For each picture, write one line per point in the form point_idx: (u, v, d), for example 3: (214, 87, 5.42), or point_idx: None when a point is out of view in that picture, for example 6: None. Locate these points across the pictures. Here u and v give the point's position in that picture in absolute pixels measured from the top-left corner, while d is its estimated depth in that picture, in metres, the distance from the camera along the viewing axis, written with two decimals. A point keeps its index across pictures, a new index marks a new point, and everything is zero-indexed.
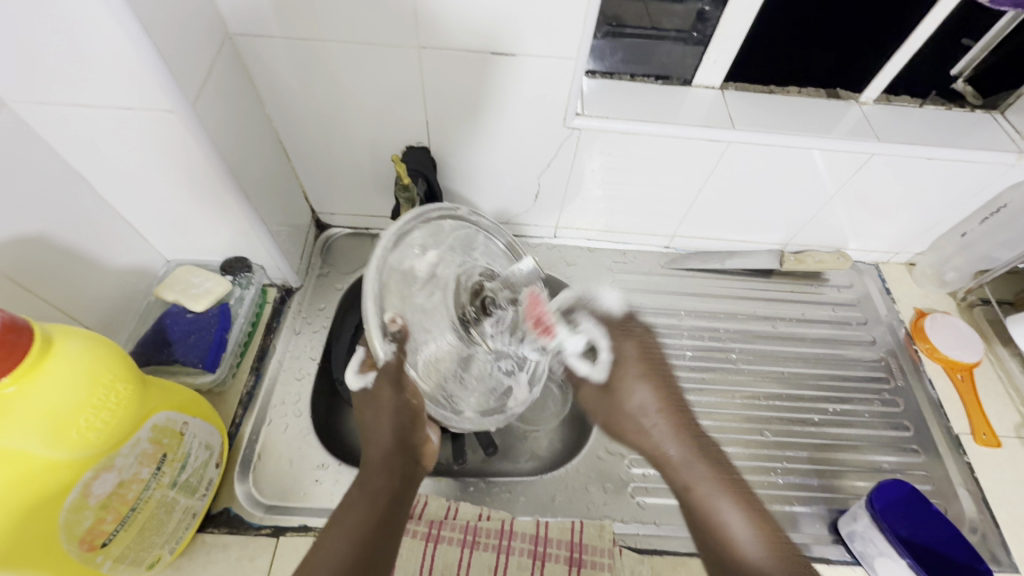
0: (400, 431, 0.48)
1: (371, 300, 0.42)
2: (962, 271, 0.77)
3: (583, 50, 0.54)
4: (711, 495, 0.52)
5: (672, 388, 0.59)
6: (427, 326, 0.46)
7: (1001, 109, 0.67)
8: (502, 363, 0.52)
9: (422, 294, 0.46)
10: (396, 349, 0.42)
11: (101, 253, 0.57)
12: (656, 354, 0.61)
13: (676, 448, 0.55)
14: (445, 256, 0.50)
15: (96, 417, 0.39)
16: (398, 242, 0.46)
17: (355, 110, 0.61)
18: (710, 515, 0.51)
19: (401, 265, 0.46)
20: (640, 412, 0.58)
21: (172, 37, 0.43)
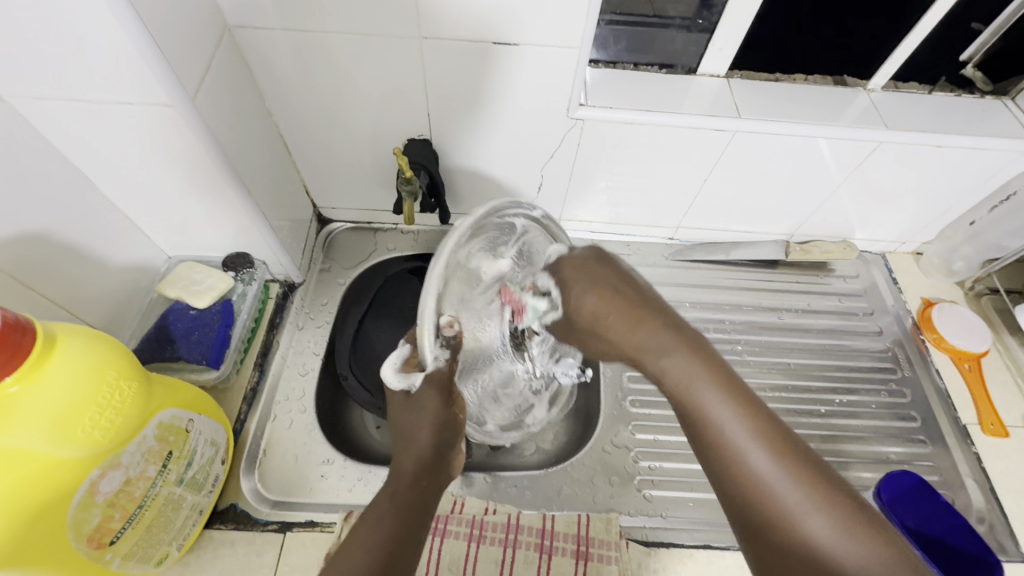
0: (441, 437, 0.41)
1: (432, 296, 0.39)
2: (970, 260, 0.76)
3: (588, 39, 0.53)
4: (709, 413, 0.34)
5: (628, 284, 0.40)
6: (478, 332, 0.45)
7: (1011, 96, 0.67)
8: (532, 384, 0.55)
9: (481, 298, 0.45)
10: (447, 356, 0.40)
11: (103, 250, 0.56)
12: (607, 264, 0.42)
13: (657, 355, 0.37)
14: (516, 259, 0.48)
15: (102, 415, 0.39)
16: (471, 237, 0.45)
17: (356, 102, 0.60)
18: (711, 438, 0.34)
19: (468, 261, 0.44)
20: (597, 320, 0.40)
21: (170, 29, 0.42)
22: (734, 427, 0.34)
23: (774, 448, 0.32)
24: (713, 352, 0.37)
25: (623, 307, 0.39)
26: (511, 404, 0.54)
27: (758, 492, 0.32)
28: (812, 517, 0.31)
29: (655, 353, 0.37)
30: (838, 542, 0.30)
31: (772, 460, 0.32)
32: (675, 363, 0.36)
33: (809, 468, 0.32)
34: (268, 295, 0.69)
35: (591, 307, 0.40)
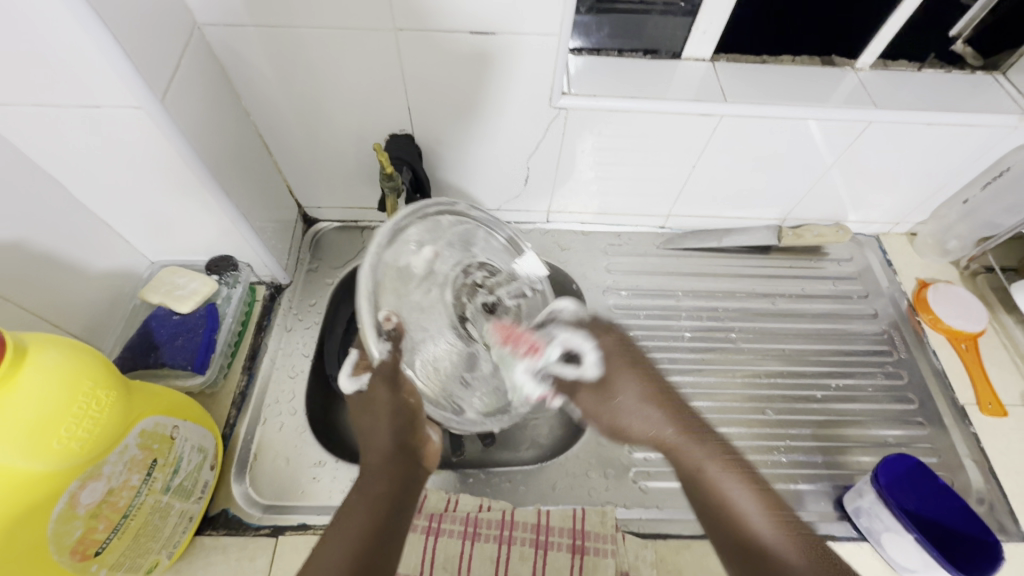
0: (400, 433, 0.46)
1: (366, 299, 0.44)
2: (965, 239, 0.76)
3: (567, 25, 0.52)
4: (736, 505, 0.44)
5: (659, 378, 0.54)
6: (422, 322, 0.48)
7: (1001, 71, 0.66)
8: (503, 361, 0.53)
9: (419, 292, 0.49)
10: (391, 348, 0.45)
11: (82, 257, 0.55)
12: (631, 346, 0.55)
13: (687, 449, 0.48)
14: (443, 249, 0.52)
15: (78, 425, 0.38)
16: (393, 239, 0.49)
17: (335, 98, 0.59)
18: (739, 522, 0.43)
19: (399, 263, 0.49)
20: (631, 400, 0.52)
21: (132, 27, 0.41)
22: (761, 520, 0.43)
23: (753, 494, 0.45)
24: (723, 444, 0.49)
25: (658, 396, 0.52)
26: (487, 385, 0.52)
27: (740, 517, 0.44)
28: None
29: (661, 429, 0.50)
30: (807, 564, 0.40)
31: (752, 502, 0.44)
32: (702, 460, 0.47)
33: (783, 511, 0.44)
34: (255, 298, 0.68)
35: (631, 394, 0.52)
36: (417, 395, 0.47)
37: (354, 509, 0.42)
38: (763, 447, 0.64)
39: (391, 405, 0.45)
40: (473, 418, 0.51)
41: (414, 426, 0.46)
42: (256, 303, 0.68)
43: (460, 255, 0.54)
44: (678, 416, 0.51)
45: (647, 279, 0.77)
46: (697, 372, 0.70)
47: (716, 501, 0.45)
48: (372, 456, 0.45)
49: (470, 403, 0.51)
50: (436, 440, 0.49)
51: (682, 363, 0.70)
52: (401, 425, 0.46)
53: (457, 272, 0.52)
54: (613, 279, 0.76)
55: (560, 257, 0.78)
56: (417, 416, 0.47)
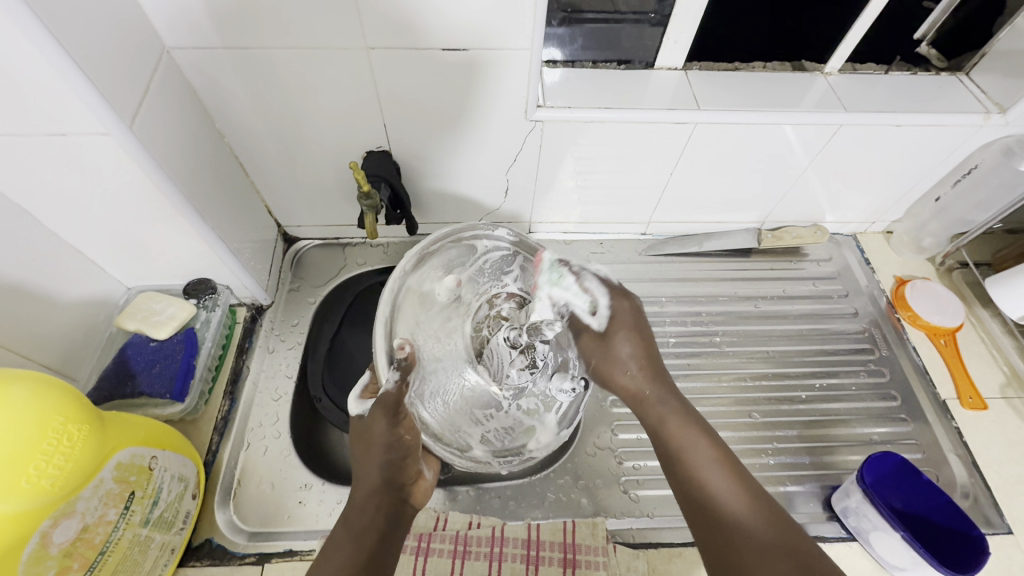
0: (388, 469, 0.47)
1: (383, 330, 0.52)
2: (939, 236, 0.77)
3: (538, 39, 0.52)
4: (706, 473, 0.47)
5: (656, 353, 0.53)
6: (436, 353, 0.54)
7: (965, 71, 0.67)
8: (520, 403, 0.56)
9: (438, 320, 0.55)
10: (401, 376, 0.48)
11: (53, 287, 0.54)
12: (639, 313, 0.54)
13: (666, 411, 0.51)
14: (468, 278, 0.58)
15: (49, 462, 0.37)
16: (420, 265, 0.58)
17: (311, 119, 0.59)
18: (704, 488, 0.46)
19: (423, 288, 0.57)
20: (622, 359, 0.53)
21: (96, 53, 0.41)
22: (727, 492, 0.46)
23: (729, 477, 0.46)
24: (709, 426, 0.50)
25: (647, 362, 0.52)
26: (498, 424, 0.55)
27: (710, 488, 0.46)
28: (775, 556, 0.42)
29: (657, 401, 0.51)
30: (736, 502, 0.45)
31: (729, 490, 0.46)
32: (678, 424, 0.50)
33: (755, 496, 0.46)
34: (235, 320, 0.67)
35: (630, 364, 0.53)
36: (413, 432, 0.48)
37: (339, 544, 0.44)
38: (750, 450, 0.65)
39: (385, 439, 0.47)
40: (479, 457, 0.54)
41: (403, 463, 0.48)
42: (237, 326, 0.67)
43: (487, 284, 0.58)
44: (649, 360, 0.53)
45: (631, 286, 0.77)
46: (683, 378, 0.70)
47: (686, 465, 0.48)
48: (360, 489, 0.47)
49: (476, 442, 0.54)
50: (428, 476, 0.52)
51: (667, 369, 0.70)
52: (392, 461, 0.47)
53: (478, 298, 0.56)
54: None
55: None
56: (411, 451, 0.48)
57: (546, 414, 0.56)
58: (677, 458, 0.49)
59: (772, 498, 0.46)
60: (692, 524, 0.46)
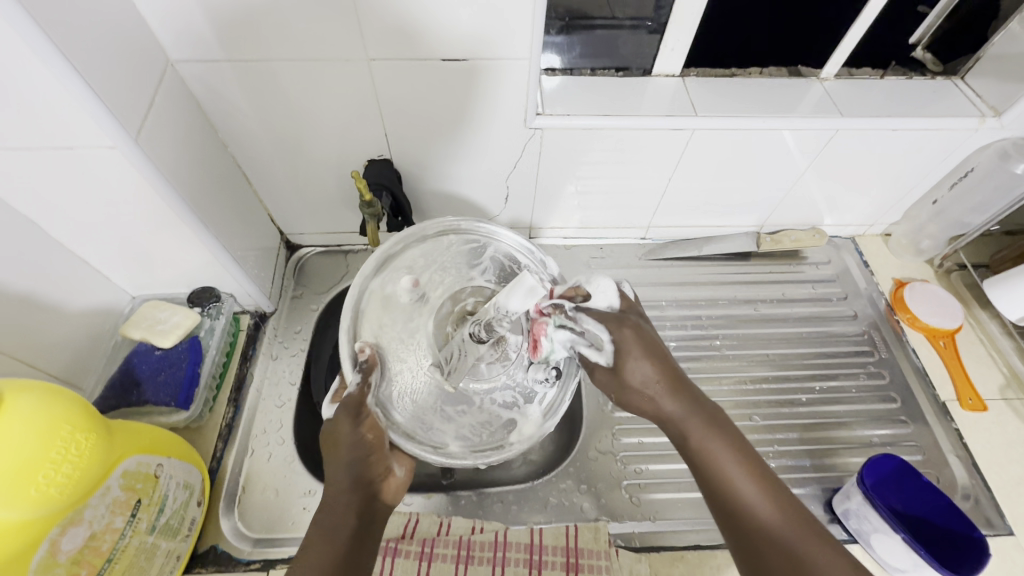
0: (356, 467, 0.44)
1: (348, 334, 0.55)
2: (937, 238, 0.78)
3: (536, 49, 0.53)
4: (749, 501, 0.41)
5: (674, 362, 0.47)
6: (403, 354, 0.56)
7: (961, 75, 0.68)
8: (493, 397, 0.57)
9: (402, 321, 0.58)
10: (363, 377, 0.51)
11: (59, 297, 0.54)
12: (654, 333, 0.49)
13: (693, 424, 0.45)
14: (430, 278, 0.61)
15: (57, 471, 0.38)
16: (384, 269, 0.60)
17: (313, 129, 0.60)
18: (752, 522, 0.41)
19: (386, 291, 0.59)
20: (646, 384, 0.46)
21: (101, 67, 0.41)
22: (762, 506, 0.41)
23: (773, 499, 0.41)
24: (736, 429, 0.45)
25: (670, 382, 0.46)
26: (471, 418, 0.56)
27: (744, 503, 0.41)
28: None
29: (682, 417, 0.45)
30: (775, 520, 0.40)
31: (774, 511, 0.41)
32: (716, 446, 0.44)
33: (802, 519, 0.41)
34: (239, 327, 0.67)
35: (650, 376, 0.46)
36: (376, 430, 0.48)
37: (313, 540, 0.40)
38: None
39: (350, 438, 0.46)
40: (456, 453, 0.53)
41: (371, 459, 0.45)
42: (241, 333, 0.67)
43: (453, 281, 0.61)
44: (673, 378, 0.47)
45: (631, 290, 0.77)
46: None
47: (716, 479, 0.43)
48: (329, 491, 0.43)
49: (451, 438, 0.54)
50: (400, 474, 0.47)
51: None
52: (358, 458, 0.45)
53: (443, 297, 0.59)
54: None
55: None
56: (376, 450, 0.47)
57: (526, 406, 0.57)
58: (709, 483, 0.43)
59: (801, 504, 0.42)
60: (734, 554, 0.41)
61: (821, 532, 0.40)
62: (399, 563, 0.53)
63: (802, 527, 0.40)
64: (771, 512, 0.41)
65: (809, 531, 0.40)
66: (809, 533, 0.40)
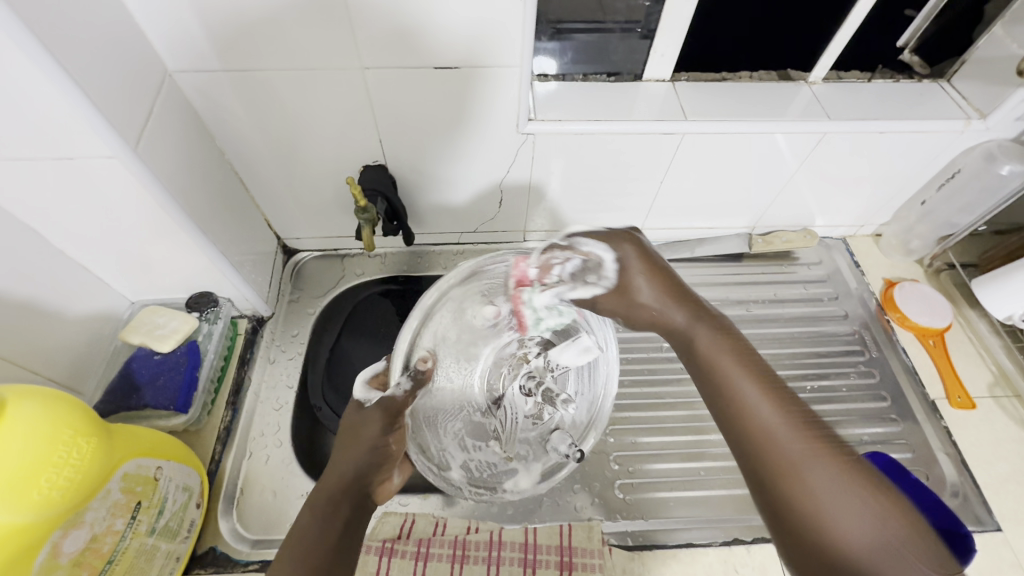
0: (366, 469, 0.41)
1: (410, 333, 0.45)
2: (926, 238, 0.79)
3: (527, 57, 0.54)
4: (746, 399, 0.41)
5: (680, 282, 0.49)
6: (453, 372, 0.47)
7: (947, 78, 0.69)
8: (515, 445, 0.49)
9: (466, 333, 0.47)
10: (411, 387, 0.44)
11: (58, 304, 0.55)
12: (656, 253, 0.51)
13: (696, 335, 0.46)
14: (516, 307, 0.49)
15: (59, 475, 0.39)
16: (470, 275, 0.48)
17: (309, 135, 0.61)
18: (746, 415, 0.40)
19: (463, 304, 0.47)
20: (650, 300, 0.48)
21: (99, 77, 0.42)
22: (768, 411, 0.40)
23: (781, 407, 0.40)
24: (748, 349, 0.45)
25: (672, 295, 0.48)
26: (484, 456, 0.48)
27: (749, 410, 0.40)
28: (818, 470, 0.36)
29: (690, 332, 0.47)
30: (779, 425, 0.39)
31: (779, 416, 0.39)
32: (718, 356, 0.44)
33: (812, 425, 0.39)
34: (237, 331, 0.68)
35: (649, 294, 0.48)
36: (401, 444, 0.43)
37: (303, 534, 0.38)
38: None
39: (371, 443, 0.42)
40: (453, 482, 0.47)
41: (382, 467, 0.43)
42: (238, 337, 0.68)
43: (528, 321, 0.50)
44: (682, 297, 0.48)
45: None
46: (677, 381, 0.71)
47: (725, 387, 0.42)
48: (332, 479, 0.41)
49: (457, 465, 0.47)
50: (397, 482, 0.45)
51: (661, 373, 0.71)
52: (370, 464, 0.42)
53: (513, 335, 0.49)
54: None
55: None
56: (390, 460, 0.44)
57: (533, 462, 0.50)
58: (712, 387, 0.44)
59: (825, 424, 0.39)
60: (742, 465, 0.40)
61: (833, 441, 0.39)
62: (395, 562, 0.54)
63: (815, 439, 0.38)
64: (778, 418, 0.39)
65: (820, 440, 0.38)
66: (818, 444, 0.38)
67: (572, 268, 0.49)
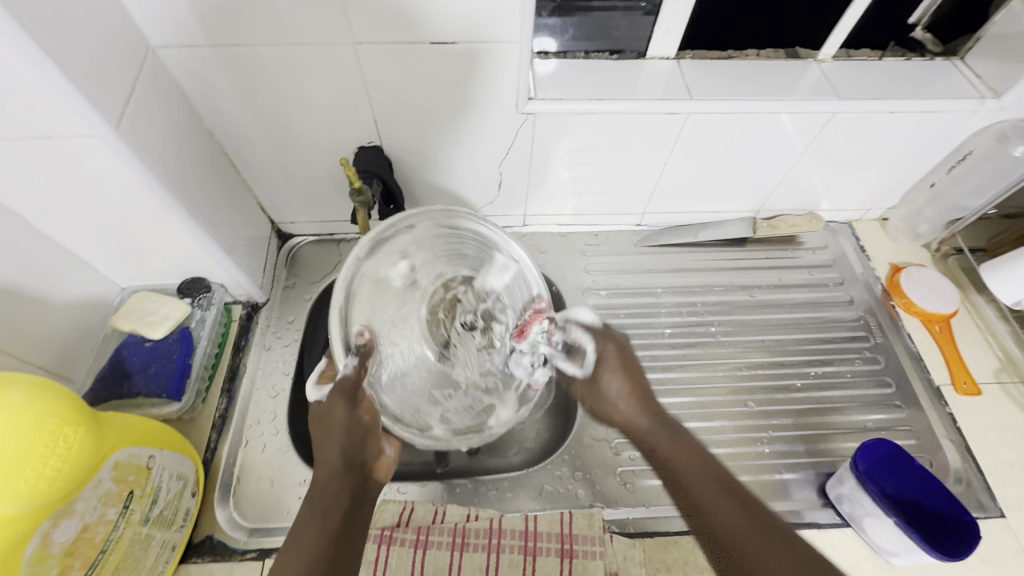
0: (350, 450, 0.48)
1: (338, 317, 0.50)
2: (934, 222, 0.77)
3: (527, 31, 0.52)
4: (709, 509, 0.47)
5: (643, 381, 0.57)
6: (394, 338, 0.53)
7: (961, 55, 0.67)
8: (479, 383, 0.56)
9: (394, 305, 0.54)
10: (360, 360, 0.50)
11: (45, 289, 0.54)
12: (632, 351, 0.59)
13: (659, 442, 0.53)
14: (424, 262, 0.56)
15: (46, 464, 0.38)
16: (375, 249, 0.54)
17: (301, 115, 0.59)
18: (716, 520, 0.47)
19: (377, 273, 0.54)
20: (617, 395, 0.57)
21: (77, 51, 0.40)
22: (727, 513, 0.46)
23: (733, 517, 0.45)
24: (716, 462, 0.50)
25: (635, 391, 0.56)
26: (457, 403, 0.55)
27: (706, 510, 0.48)
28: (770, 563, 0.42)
29: (651, 436, 0.54)
30: (728, 525, 0.45)
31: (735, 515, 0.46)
32: (683, 466, 0.50)
33: (760, 530, 0.44)
34: (231, 318, 0.67)
35: (617, 389, 0.57)
36: (372, 411, 0.50)
37: (305, 522, 0.44)
38: (746, 439, 0.65)
39: (345, 422, 0.48)
40: (440, 437, 0.53)
41: (364, 441, 0.49)
42: (233, 324, 0.67)
43: (443, 266, 0.57)
44: (649, 404, 0.56)
45: (626, 277, 0.77)
46: (679, 368, 0.70)
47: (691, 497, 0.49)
48: (322, 471, 0.47)
49: (436, 421, 0.54)
50: (390, 454, 0.52)
51: (663, 359, 0.70)
52: (352, 443, 0.48)
53: (436, 283, 0.56)
54: (592, 280, 0.76)
55: (539, 260, 0.78)
56: (371, 432, 0.50)
57: (505, 394, 0.57)
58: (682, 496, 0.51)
59: (768, 513, 0.45)
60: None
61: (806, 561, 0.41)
62: (394, 550, 0.54)
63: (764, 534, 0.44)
64: (733, 519, 0.45)
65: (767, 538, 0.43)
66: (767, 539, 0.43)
67: (561, 343, 0.60)
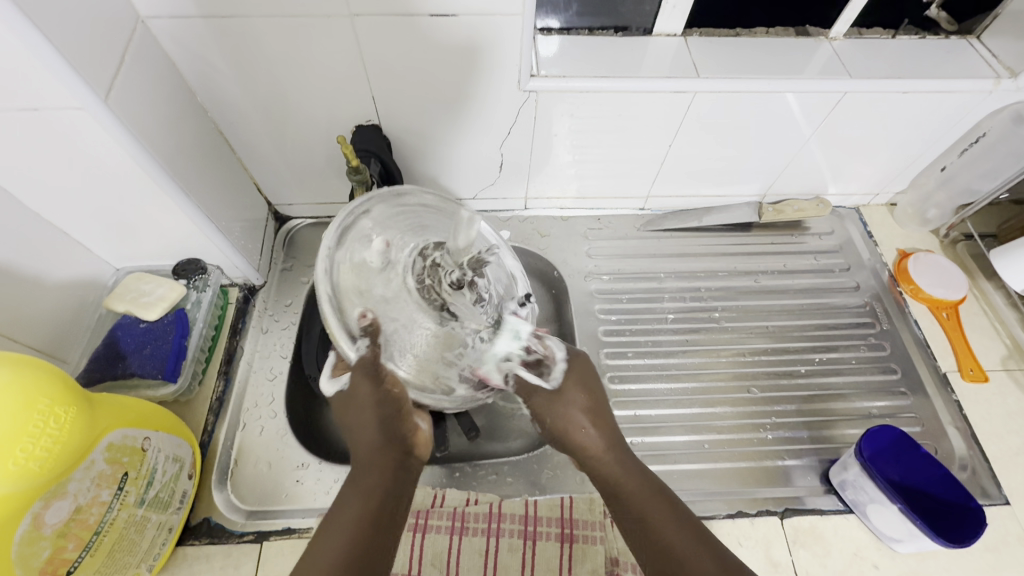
0: (386, 425, 0.44)
1: (330, 307, 0.47)
2: (944, 207, 0.76)
3: (530, 4, 0.50)
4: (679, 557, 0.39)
5: (607, 405, 0.49)
6: (391, 314, 0.49)
7: (976, 34, 0.65)
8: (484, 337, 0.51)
9: (379, 285, 0.50)
10: (370, 342, 0.46)
11: (37, 269, 0.53)
12: (596, 374, 0.51)
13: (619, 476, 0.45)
14: (393, 236, 0.53)
15: (35, 445, 0.37)
16: (343, 238, 0.51)
17: (297, 93, 0.57)
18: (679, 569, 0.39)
19: (353, 259, 0.51)
20: (579, 419, 0.48)
21: (63, 19, 0.39)
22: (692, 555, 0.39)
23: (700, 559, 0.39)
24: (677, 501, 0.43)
25: (601, 422, 0.48)
26: (471, 359, 0.51)
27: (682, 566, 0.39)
28: None
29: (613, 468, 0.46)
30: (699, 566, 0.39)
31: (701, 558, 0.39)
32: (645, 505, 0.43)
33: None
34: (228, 300, 0.66)
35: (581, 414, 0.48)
36: (400, 385, 0.46)
37: (345, 504, 0.40)
38: (748, 425, 0.64)
39: (373, 398, 0.44)
40: (464, 395, 0.51)
41: (400, 415, 0.45)
42: (229, 306, 0.66)
43: (413, 239, 0.53)
44: (610, 429, 0.48)
45: (629, 262, 0.76)
46: (681, 353, 0.69)
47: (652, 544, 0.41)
48: (360, 450, 0.44)
49: (456, 380, 0.50)
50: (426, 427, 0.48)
51: (665, 344, 0.70)
52: (387, 418, 0.44)
53: (412, 255, 0.52)
54: (594, 264, 0.75)
55: (540, 244, 0.77)
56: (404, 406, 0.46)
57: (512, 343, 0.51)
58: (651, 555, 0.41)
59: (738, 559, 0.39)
60: None
61: None
62: None
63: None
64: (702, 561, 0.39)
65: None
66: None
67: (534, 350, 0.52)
